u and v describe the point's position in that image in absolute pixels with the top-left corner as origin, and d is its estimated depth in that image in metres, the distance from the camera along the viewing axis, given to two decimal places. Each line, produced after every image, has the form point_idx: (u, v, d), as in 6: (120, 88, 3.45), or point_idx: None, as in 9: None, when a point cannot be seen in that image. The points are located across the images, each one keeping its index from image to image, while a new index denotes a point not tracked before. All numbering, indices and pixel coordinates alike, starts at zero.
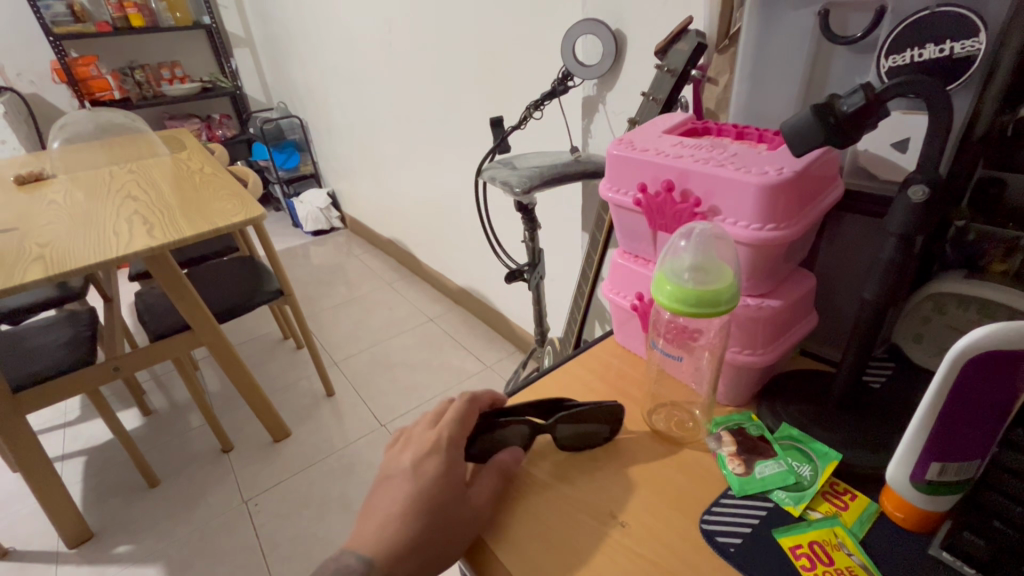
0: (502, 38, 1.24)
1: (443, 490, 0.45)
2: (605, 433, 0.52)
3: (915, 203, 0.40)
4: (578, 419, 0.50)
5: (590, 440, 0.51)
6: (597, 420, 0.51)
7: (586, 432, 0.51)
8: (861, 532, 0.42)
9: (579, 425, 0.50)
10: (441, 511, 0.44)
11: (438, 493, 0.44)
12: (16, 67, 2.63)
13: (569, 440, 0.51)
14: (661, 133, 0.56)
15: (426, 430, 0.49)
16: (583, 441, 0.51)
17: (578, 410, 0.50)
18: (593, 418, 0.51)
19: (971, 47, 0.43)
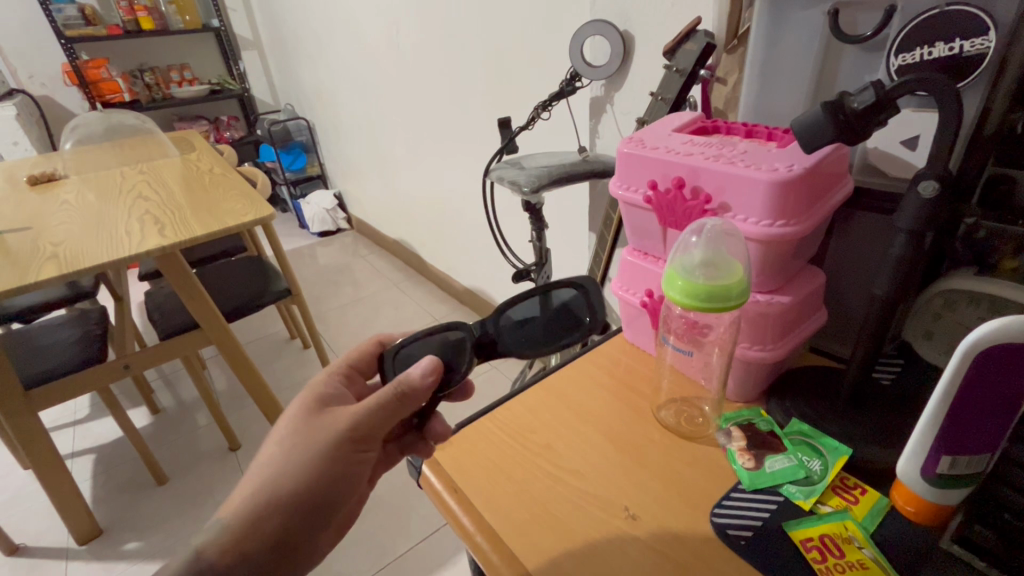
0: (510, 40, 1.25)
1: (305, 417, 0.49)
2: (577, 333, 0.51)
3: (925, 198, 0.40)
4: (526, 315, 0.53)
5: (550, 342, 0.51)
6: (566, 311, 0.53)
7: (545, 329, 0.52)
8: (872, 525, 0.42)
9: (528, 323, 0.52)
10: (307, 432, 0.48)
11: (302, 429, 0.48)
12: (28, 69, 2.66)
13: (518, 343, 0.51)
14: (671, 131, 0.57)
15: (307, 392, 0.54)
16: (534, 346, 0.51)
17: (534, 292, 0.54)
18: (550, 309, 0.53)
19: (981, 45, 0.43)
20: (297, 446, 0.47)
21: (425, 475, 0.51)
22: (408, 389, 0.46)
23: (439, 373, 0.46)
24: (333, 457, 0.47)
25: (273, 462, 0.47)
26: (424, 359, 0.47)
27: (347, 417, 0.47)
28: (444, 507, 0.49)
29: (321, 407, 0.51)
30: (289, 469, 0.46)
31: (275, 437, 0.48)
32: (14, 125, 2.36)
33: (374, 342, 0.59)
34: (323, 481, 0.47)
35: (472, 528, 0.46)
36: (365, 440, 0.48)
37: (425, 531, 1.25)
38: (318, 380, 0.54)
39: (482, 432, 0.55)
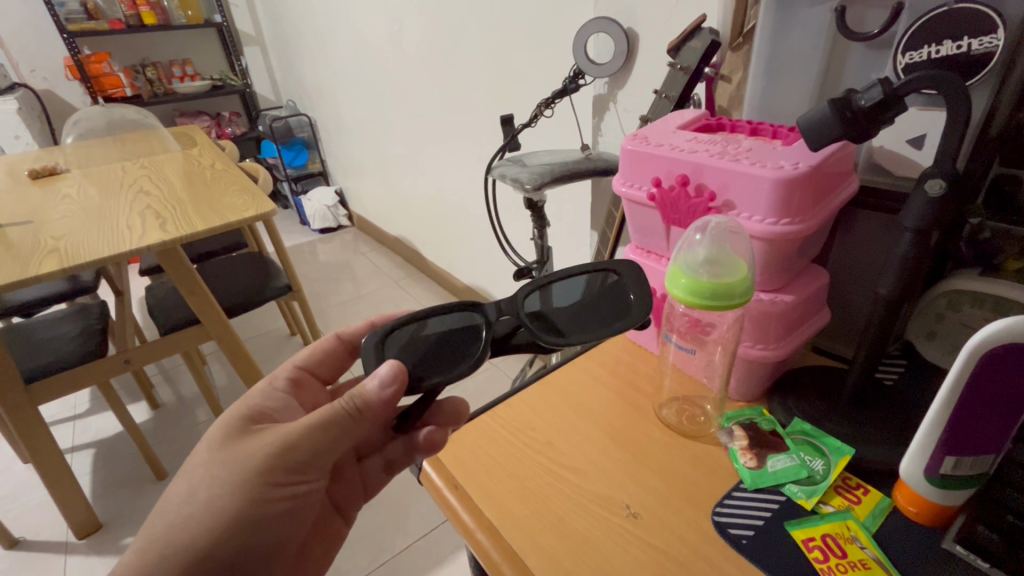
0: (512, 37, 1.25)
1: (223, 436, 0.47)
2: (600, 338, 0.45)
3: (931, 197, 0.40)
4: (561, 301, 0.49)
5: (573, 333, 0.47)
6: (607, 299, 0.49)
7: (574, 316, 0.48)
8: (874, 525, 0.42)
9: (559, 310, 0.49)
10: (224, 458, 0.45)
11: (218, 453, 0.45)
12: (30, 63, 2.66)
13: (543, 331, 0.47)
14: (675, 129, 0.56)
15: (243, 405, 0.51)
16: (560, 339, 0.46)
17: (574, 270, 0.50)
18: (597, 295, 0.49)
19: (989, 44, 0.43)
20: (207, 481, 0.44)
21: (426, 473, 0.51)
22: (362, 401, 0.44)
23: (401, 383, 0.43)
24: (252, 495, 0.43)
25: (180, 500, 0.44)
26: (383, 367, 0.43)
27: (271, 445, 0.44)
28: (444, 503, 0.49)
29: (244, 429, 0.48)
30: (197, 508, 0.43)
31: (184, 469, 0.46)
32: (15, 119, 2.35)
33: (331, 336, 0.60)
34: (242, 523, 0.43)
35: (473, 526, 0.46)
36: (295, 471, 0.45)
37: (424, 529, 1.25)
38: (251, 397, 0.52)
39: (483, 429, 0.55)
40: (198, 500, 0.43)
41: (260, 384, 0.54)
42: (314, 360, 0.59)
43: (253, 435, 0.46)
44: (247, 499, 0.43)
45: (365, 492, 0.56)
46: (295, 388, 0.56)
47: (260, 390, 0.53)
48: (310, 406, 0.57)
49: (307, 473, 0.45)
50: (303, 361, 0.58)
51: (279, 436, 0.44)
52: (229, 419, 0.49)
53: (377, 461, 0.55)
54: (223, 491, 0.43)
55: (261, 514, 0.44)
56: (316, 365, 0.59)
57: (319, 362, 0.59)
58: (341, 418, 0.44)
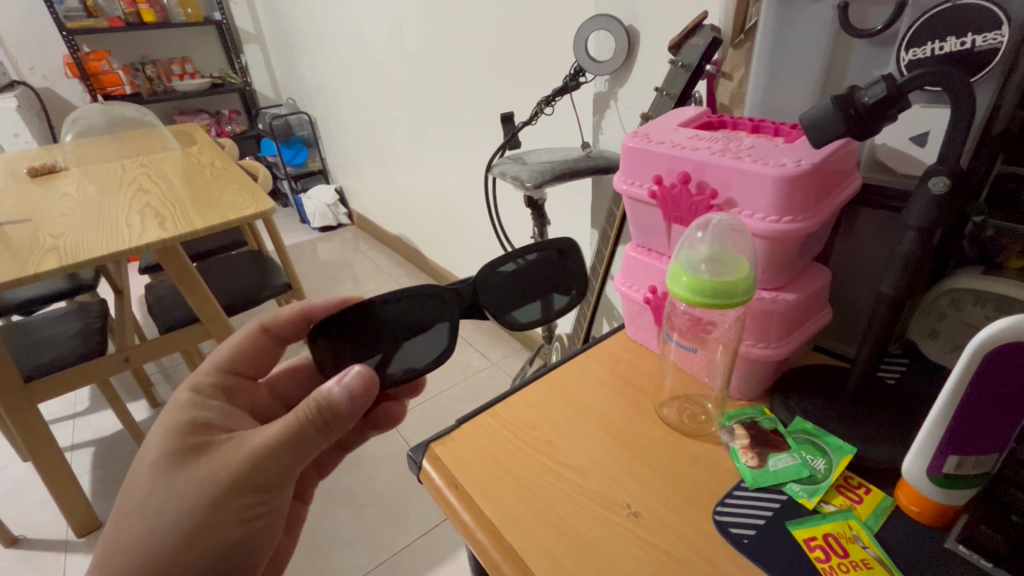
0: (513, 34, 1.24)
1: (173, 455, 0.46)
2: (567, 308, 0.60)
3: (936, 194, 0.39)
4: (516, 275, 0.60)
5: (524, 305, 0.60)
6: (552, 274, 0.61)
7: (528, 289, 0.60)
8: (876, 525, 0.42)
9: (507, 284, 0.59)
10: (186, 480, 0.45)
11: (173, 472, 0.45)
12: (29, 61, 2.65)
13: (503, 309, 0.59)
14: (677, 126, 0.56)
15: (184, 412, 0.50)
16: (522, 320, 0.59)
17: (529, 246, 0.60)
18: (546, 267, 0.61)
19: (994, 40, 0.42)
20: (165, 511, 0.44)
21: (425, 471, 0.51)
22: (328, 413, 0.45)
23: (365, 390, 0.47)
24: (216, 519, 0.44)
25: (142, 531, 0.44)
26: (350, 376, 0.46)
27: (234, 468, 0.44)
28: (445, 503, 0.48)
29: (198, 446, 0.47)
30: (160, 540, 0.43)
31: (134, 499, 0.45)
32: (14, 117, 2.35)
33: (252, 329, 0.59)
34: (209, 552, 0.44)
35: (473, 525, 0.45)
36: (258, 490, 0.45)
37: (424, 527, 1.25)
38: (187, 410, 0.50)
39: (482, 428, 0.54)
40: (162, 525, 0.43)
41: (184, 395, 0.52)
42: (236, 358, 0.58)
43: (205, 455, 0.46)
44: (215, 521, 0.44)
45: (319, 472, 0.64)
46: (222, 391, 0.55)
47: (194, 398, 0.52)
48: (247, 405, 0.58)
49: (272, 491, 0.46)
50: (223, 361, 0.57)
51: (242, 455, 0.45)
52: (171, 436, 0.47)
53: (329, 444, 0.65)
54: (188, 521, 0.44)
55: (227, 539, 0.45)
56: (239, 361, 0.58)
57: (242, 359, 0.58)
58: (304, 432, 0.45)
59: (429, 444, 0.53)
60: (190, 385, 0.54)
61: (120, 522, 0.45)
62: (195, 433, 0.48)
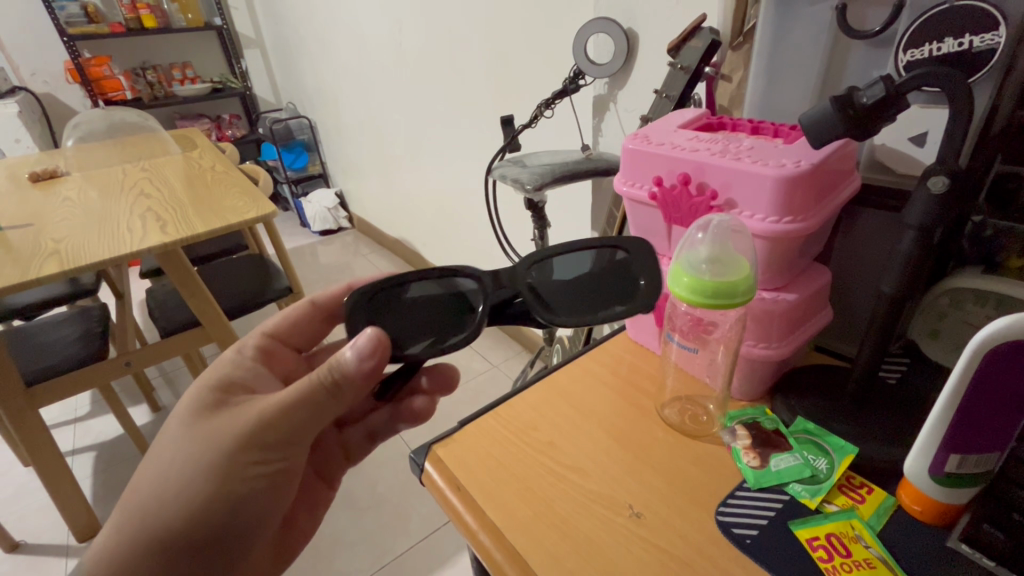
0: (512, 37, 1.25)
1: (196, 408, 0.47)
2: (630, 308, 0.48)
3: (934, 194, 0.39)
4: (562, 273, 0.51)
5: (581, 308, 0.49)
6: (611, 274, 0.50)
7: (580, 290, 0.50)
8: (879, 525, 0.42)
9: (559, 283, 0.50)
10: (201, 433, 0.45)
11: (192, 423, 0.46)
12: (30, 67, 2.66)
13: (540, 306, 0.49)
14: (677, 128, 0.56)
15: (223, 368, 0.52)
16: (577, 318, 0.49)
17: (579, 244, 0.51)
18: (603, 267, 0.51)
19: (991, 40, 0.42)
20: (181, 460, 0.45)
21: (427, 473, 0.51)
22: (340, 374, 0.44)
23: (378, 356, 0.45)
24: (226, 475, 0.44)
25: (157, 480, 0.45)
26: (362, 339, 0.44)
27: (246, 425, 0.45)
28: (448, 505, 0.48)
29: (221, 401, 0.48)
30: (173, 490, 0.44)
31: (159, 446, 0.47)
32: (15, 122, 2.36)
33: (304, 303, 0.61)
34: (217, 505, 0.44)
35: (476, 527, 0.45)
36: (270, 450, 0.45)
37: (425, 530, 1.25)
38: (222, 368, 0.52)
39: (485, 429, 0.54)
40: (175, 476, 0.44)
41: (228, 354, 0.54)
42: (285, 327, 0.59)
43: (225, 410, 0.47)
44: (225, 476, 0.44)
45: (346, 459, 0.64)
46: (265, 356, 0.56)
47: (234, 358, 0.53)
48: (283, 374, 0.57)
49: (283, 453, 0.46)
50: (275, 328, 0.58)
51: (256, 413, 0.45)
52: (201, 390, 0.49)
53: (357, 432, 0.63)
54: (200, 474, 0.44)
55: (235, 495, 0.45)
56: (289, 332, 0.59)
57: (293, 331, 0.60)
58: (317, 394, 0.45)
59: (431, 446, 0.53)
60: (237, 345, 0.56)
61: (143, 470, 0.46)
62: (222, 390, 0.49)
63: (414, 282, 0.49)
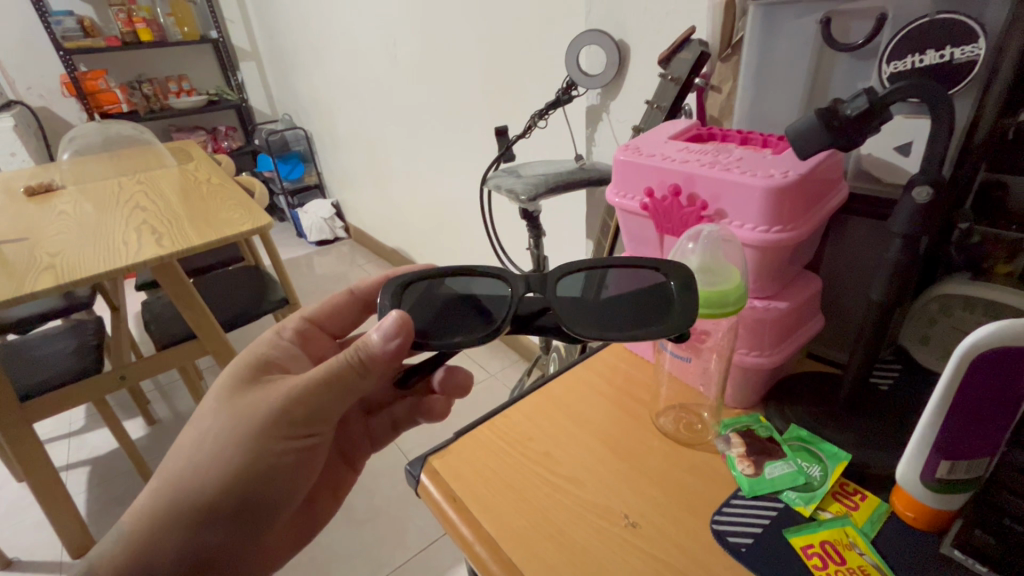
0: (506, 49, 1.26)
1: (233, 384, 0.50)
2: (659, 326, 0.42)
3: (919, 204, 0.40)
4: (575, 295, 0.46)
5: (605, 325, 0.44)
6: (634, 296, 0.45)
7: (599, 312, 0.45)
8: (873, 532, 0.42)
9: (584, 301, 0.46)
10: (235, 408, 0.48)
11: (228, 398, 0.49)
12: (26, 81, 2.67)
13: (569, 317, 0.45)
14: (667, 139, 0.57)
15: (262, 348, 0.55)
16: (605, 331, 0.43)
17: (564, 273, 0.48)
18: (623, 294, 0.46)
19: (972, 52, 0.43)
20: (215, 430, 0.48)
21: (423, 485, 0.51)
22: (366, 354, 0.46)
23: (404, 335, 0.44)
24: (254, 448, 0.47)
25: (192, 448, 0.48)
26: (387, 319, 0.44)
27: (275, 401, 0.47)
28: (444, 517, 0.48)
29: (256, 378, 0.51)
30: (207, 457, 0.47)
31: (195, 417, 0.50)
32: (11, 137, 2.36)
33: (344, 292, 0.63)
34: (246, 474, 0.47)
35: (472, 539, 0.45)
36: (298, 425, 0.48)
37: (423, 542, 1.24)
38: (259, 347, 0.55)
39: (481, 440, 0.54)
40: (208, 446, 0.47)
41: (267, 334, 0.57)
42: (324, 313, 0.62)
43: (256, 387, 0.50)
44: (254, 450, 0.47)
45: (371, 443, 0.66)
46: (302, 338, 0.59)
47: (272, 338, 0.57)
48: (317, 356, 0.60)
49: (309, 429, 0.48)
50: (313, 313, 0.62)
51: (285, 390, 0.47)
52: (239, 366, 0.52)
53: (381, 420, 0.66)
54: (230, 444, 0.47)
55: (263, 466, 0.48)
56: (325, 317, 0.62)
57: (330, 315, 0.63)
58: (341, 375, 0.47)
59: (427, 458, 0.53)
60: (276, 326, 0.59)
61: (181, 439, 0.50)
62: (257, 367, 0.52)
63: (450, 275, 0.49)
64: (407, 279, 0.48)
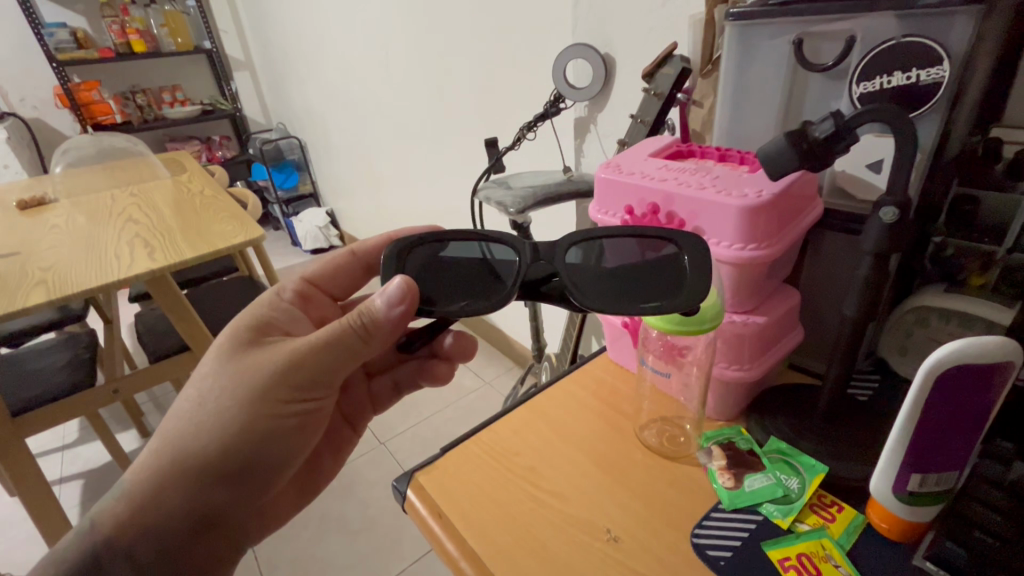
0: (496, 61, 1.27)
1: (234, 345, 0.50)
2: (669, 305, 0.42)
3: (886, 224, 0.41)
4: (583, 267, 0.47)
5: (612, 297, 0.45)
6: (646, 270, 0.46)
7: (609, 284, 0.46)
8: (848, 543, 0.43)
9: (596, 273, 0.47)
10: (235, 370, 0.48)
11: (229, 358, 0.49)
12: (19, 92, 2.68)
13: (575, 288, 0.45)
14: (646, 157, 0.58)
15: (261, 309, 0.55)
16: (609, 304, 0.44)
17: (562, 244, 0.48)
18: (635, 268, 0.46)
19: (937, 74, 0.44)
20: (216, 392, 0.48)
21: (410, 501, 0.52)
22: (370, 319, 0.47)
23: (408, 303, 0.45)
24: (257, 411, 0.48)
25: (192, 411, 0.48)
26: (392, 286, 0.45)
27: (276, 365, 0.48)
28: (431, 533, 0.49)
29: (255, 341, 0.51)
30: (208, 419, 0.48)
31: (195, 378, 0.50)
32: (4, 148, 2.36)
33: (344, 252, 0.64)
34: (248, 437, 0.48)
35: (458, 555, 0.46)
36: (301, 390, 0.48)
37: (419, 552, 1.24)
38: (259, 308, 0.55)
39: (467, 455, 0.55)
40: (209, 408, 0.48)
41: (268, 295, 0.57)
42: (324, 274, 0.63)
43: (258, 349, 0.50)
44: (255, 414, 0.48)
45: (373, 407, 0.68)
46: (303, 300, 0.60)
47: (272, 300, 0.56)
48: (318, 317, 0.61)
49: (311, 394, 0.49)
50: (313, 273, 0.62)
51: (286, 354, 0.48)
52: (238, 329, 0.52)
53: (384, 382, 0.68)
54: (231, 406, 0.47)
55: (264, 429, 0.48)
56: (325, 278, 0.63)
57: (329, 277, 0.63)
58: (344, 339, 0.48)
59: (413, 474, 0.54)
60: (275, 288, 0.59)
61: (180, 400, 0.50)
62: (256, 331, 0.52)
63: (454, 240, 0.49)
64: (407, 243, 0.49)
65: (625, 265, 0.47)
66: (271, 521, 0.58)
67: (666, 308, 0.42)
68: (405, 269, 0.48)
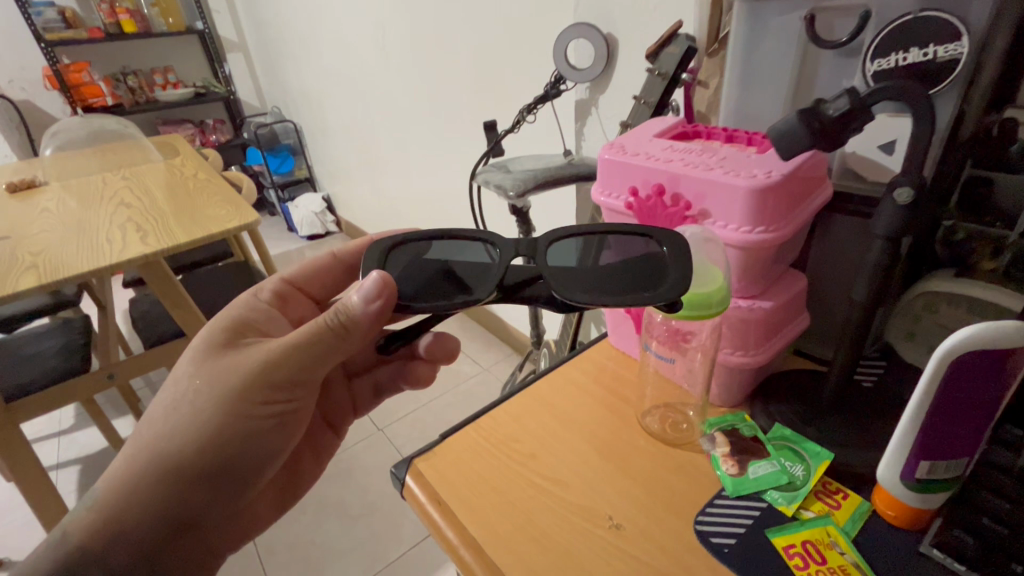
0: (495, 41, 1.24)
1: (209, 346, 0.49)
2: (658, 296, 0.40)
3: (899, 205, 0.40)
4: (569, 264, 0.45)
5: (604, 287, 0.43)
6: (640, 265, 0.44)
7: (597, 279, 0.44)
8: (854, 531, 0.42)
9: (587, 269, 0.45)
10: (212, 371, 0.48)
11: (205, 359, 0.48)
12: (7, 74, 2.62)
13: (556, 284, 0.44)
14: (652, 138, 0.56)
15: (238, 309, 0.54)
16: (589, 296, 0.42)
17: (544, 241, 0.47)
18: (630, 264, 0.44)
19: (955, 51, 0.43)
20: (191, 394, 0.47)
21: (409, 487, 0.51)
22: (347, 316, 0.46)
23: (385, 299, 0.45)
24: (234, 411, 0.47)
25: (167, 413, 0.47)
26: (368, 282, 0.44)
27: (253, 365, 0.47)
28: (430, 520, 0.48)
29: (232, 341, 0.50)
30: (183, 420, 0.46)
31: (169, 380, 0.49)
32: None
33: (327, 254, 0.63)
34: (226, 438, 0.47)
35: (457, 542, 0.45)
36: (279, 390, 0.48)
37: (418, 536, 1.25)
38: (235, 307, 0.54)
39: (467, 441, 0.54)
40: (184, 410, 0.47)
41: (244, 295, 0.56)
42: (305, 275, 0.62)
43: (233, 350, 0.49)
44: (231, 414, 0.47)
45: (354, 410, 0.67)
46: (280, 300, 0.59)
47: (249, 299, 0.55)
48: (297, 318, 0.60)
49: (289, 393, 0.48)
50: (293, 275, 0.61)
51: (264, 353, 0.47)
52: (215, 329, 0.51)
53: (365, 385, 0.67)
54: (207, 407, 0.46)
55: (242, 430, 0.47)
56: (305, 278, 0.62)
57: (309, 278, 0.62)
58: (322, 338, 0.47)
59: (412, 460, 0.53)
60: (255, 288, 0.58)
61: (155, 402, 0.49)
62: (234, 331, 0.51)
63: (438, 242, 0.49)
64: (392, 240, 0.49)
65: (626, 258, 0.45)
66: (253, 525, 0.57)
67: (651, 297, 0.40)
68: (386, 266, 0.48)
